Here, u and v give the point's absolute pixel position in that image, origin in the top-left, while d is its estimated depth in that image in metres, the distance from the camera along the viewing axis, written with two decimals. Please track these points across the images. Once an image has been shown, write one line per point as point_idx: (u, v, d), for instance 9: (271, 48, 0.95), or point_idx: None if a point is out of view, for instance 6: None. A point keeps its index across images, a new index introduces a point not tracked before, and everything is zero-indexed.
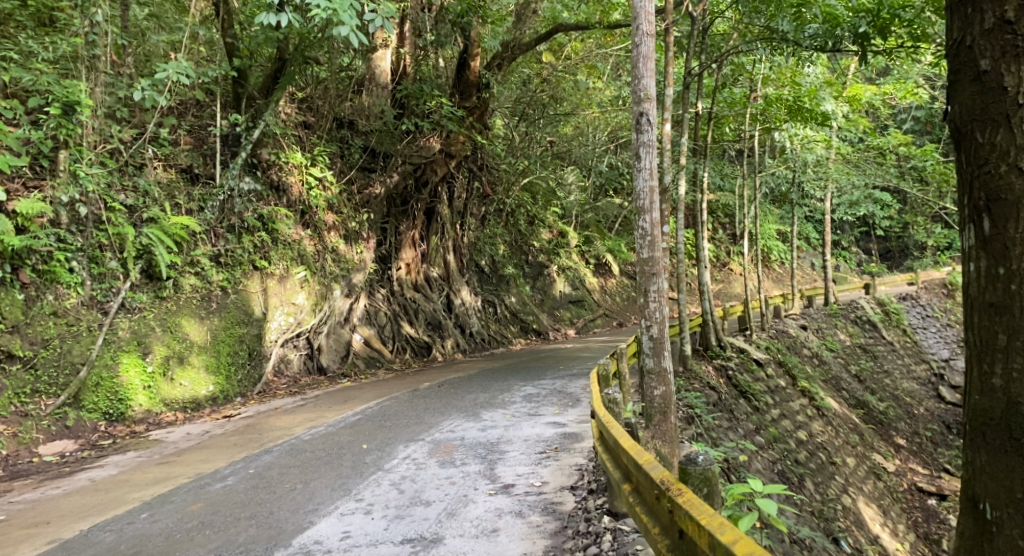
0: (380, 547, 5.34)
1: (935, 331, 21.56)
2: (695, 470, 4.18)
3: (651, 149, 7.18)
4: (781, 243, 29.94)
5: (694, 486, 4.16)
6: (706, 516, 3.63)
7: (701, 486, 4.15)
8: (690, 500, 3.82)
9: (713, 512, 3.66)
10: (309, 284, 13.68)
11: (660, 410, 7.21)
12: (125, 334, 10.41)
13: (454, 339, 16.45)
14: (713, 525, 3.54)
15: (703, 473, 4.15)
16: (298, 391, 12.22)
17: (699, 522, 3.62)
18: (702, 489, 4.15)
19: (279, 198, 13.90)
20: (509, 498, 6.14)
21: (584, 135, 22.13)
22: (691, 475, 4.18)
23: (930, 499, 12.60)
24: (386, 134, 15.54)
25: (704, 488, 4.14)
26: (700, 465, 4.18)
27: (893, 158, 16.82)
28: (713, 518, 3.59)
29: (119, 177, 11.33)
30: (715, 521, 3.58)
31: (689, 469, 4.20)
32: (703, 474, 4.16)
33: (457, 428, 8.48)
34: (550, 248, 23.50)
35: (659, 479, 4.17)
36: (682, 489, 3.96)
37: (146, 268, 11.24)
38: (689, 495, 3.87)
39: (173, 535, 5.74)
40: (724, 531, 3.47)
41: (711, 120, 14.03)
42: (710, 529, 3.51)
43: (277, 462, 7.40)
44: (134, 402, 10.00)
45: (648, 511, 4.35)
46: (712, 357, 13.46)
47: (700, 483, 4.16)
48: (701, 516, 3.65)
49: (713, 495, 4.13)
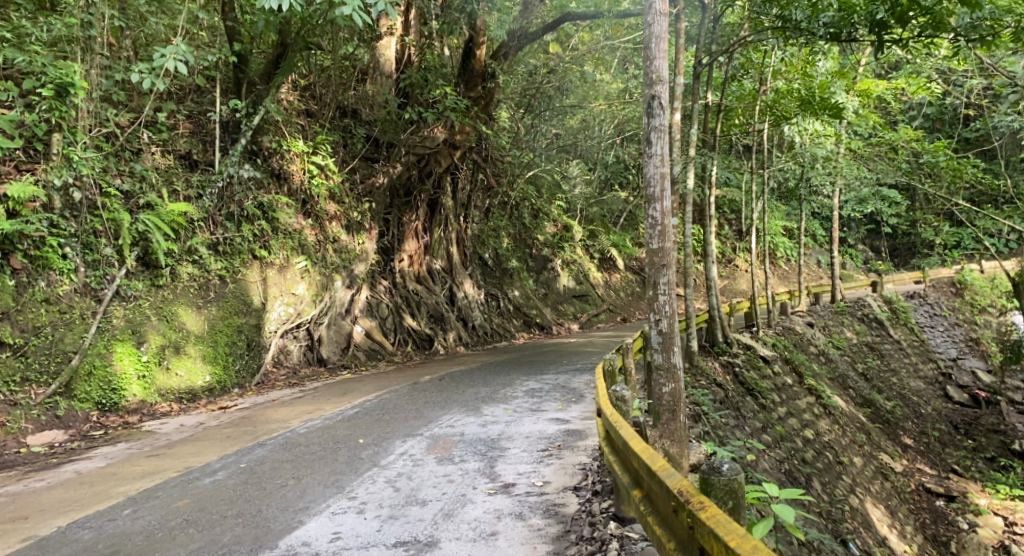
0: (371, 550, 5.12)
1: (943, 330, 21.23)
2: (719, 481, 3.81)
3: (662, 134, 6.90)
4: (788, 240, 29.63)
5: (718, 498, 3.82)
6: (737, 538, 3.42)
7: (726, 499, 3.81)
8: (715, 517, 3.60)
9: (744, 533, 3.44)
10: (309, 274, 13.38)
11: (668, 407, 6.94)
12: (119, 322, 10.22)
13: (457, 332, 16.22)
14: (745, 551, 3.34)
15: (728, 485, 3.80)
16: (297, 383, 11.98)
17: (729, 546, 3.42)
18: (727, 503, 3.81)
19: (280, 187, 13.65)
20: (509, 499, 5.90)
21: (590, 129, 22.05)
22: (713, 486, 3.83)
23: (938, 501, 12.35)
24: (389, 122, 15.12)
25: (729, 502, 3.80)
26: (724, 476, 3.82)
27: (906, 154, 16.31)
28: (745, 543, 3.39)
29: (115, 161, 11.11)
30: (747, 545, 3.38)
31: (711, 480, 3.83)
32: (728, 485, 3.81)
33: (457, 423, 8.23)
34: (555, 242, 23.23)
35: (677, 489, 3.91)
36: (705, 503, 3.71)
37: (143, 256, 11.00)
38: (714, 510, 3.64)
39: (154, 534, 5.53)
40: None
41: (721, 112, 13.74)
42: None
43: (269, 457, 7.17)
44: (128, 392, 9.80)
45: (662, 521, 4.11)
46: (718, 353, 13.25)
47: (724, 496, 3.81)
48: (731, 539, 3.44)
49: (739, 510, 3.79)
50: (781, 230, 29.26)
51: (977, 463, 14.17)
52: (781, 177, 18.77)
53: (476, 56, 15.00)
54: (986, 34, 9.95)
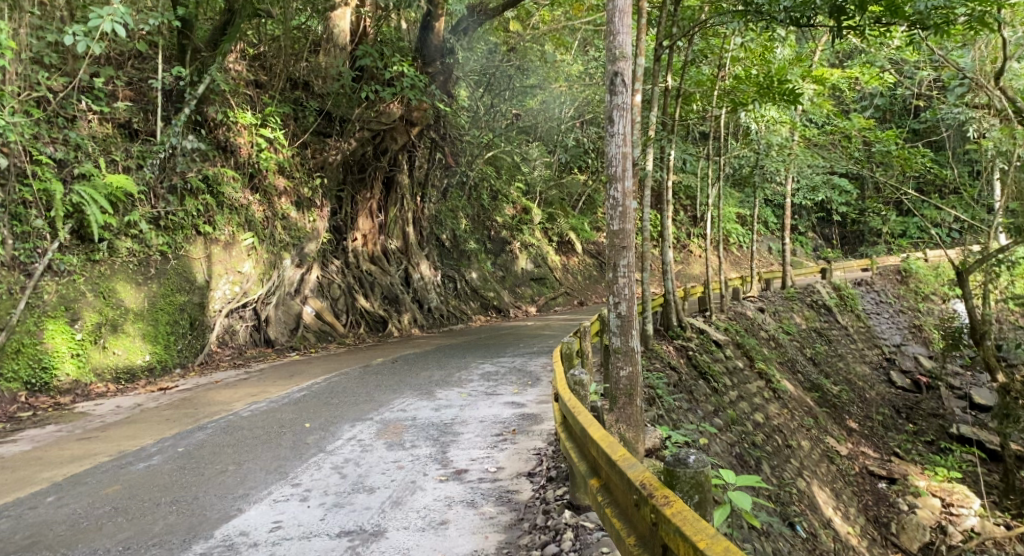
0: (313, 541, 4.87)
1: (888, 316, 21.75)
2: (685, 473, 3.66)
3: (625, 113, 6.73)
4: (741, 226, 30.04)
5: (683, 492, 3.67)
6: (706, 539, 3.26)
7: (692, 493, 3.66)
8: (682, 514, 3.44)
9: (714, 534, 3.28)
10: (256, 252, 12.97)
11: (625, 392, 6.81)
12: (51, 298, 9.76)
13: (411, 314, 15.90)
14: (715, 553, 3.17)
15: (695, 478, 3.65)
16: (242, 364, 11.59)
17: (698, 548, 3.25)
18: (692, 497, 3.65)
19: (226, 159, 13.12)
20: (461, 485, 5.72)
21: (549, 111, 22.46)
22: (678, 479, 3.68)
23: (880, 483, 12.64)
24: (343, 97, 14.67)
25: (694, 496, 3.65)
26: (690, 468, 3.67)
27: (859, 142, 16.51)
28: (717, 544, 3.22)
29: (47, 128, 10.53)
30: (718, 546, 3.21)
31: (676, 472, 3.68)
32: (694, 478, 3.66)
33: (409, 407, 8.00)
34: (513, 224, 23.00)
35: (639, 482, 3.76)
36: (670, 498, 3.56)
37: (77, 228, 10.45)
38: (680, 507, 3.49)
39: (78, 523, 5.19)
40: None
41: (680, 95, 13.76)
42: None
43: (209, 440, 6.85)
44: (60, 372, 9.42)
45: (621, 514, 3.95)
46: (672, 337, 13.38)
47: (690, 490, 3.66)
48: (700, 540, 3.28)
49: (704, 504, 3.64)
50: (734, 217, 29.65)
51: (918, 446, 14.52)
52: (736, 163, 18.95)
53: (433, 30, 14.48)
54: (940, 21, 10.04)
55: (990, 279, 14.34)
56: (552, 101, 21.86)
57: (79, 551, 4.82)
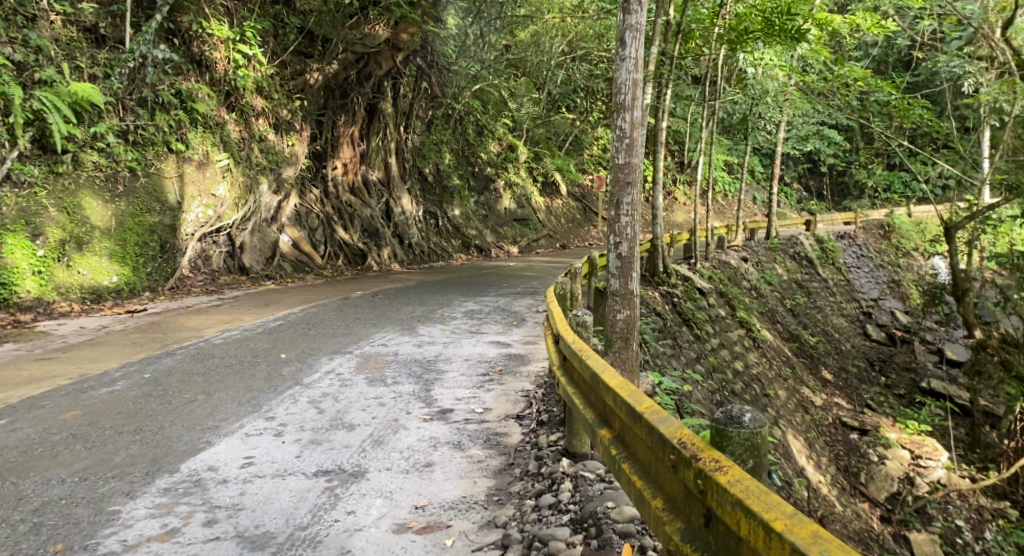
0: (288, 481, 4.55)
1: (868, 271, 21.66)
2: (738, 434, 2.99)
3: (638, 35, 6.25)
4: (726, 175, 29.61)
5: (735, 457, 3.00)
6: (783, 519, 2.60)
7: (746, 457, 2.99)
8: (742, 483, 2.78)
9: (792, 514, 2.62)
10: (231, 174, 12.44)
11: (621, 335, 6.53)
12: (9, 211, 9.23)
13: (391, 248, 15.36)
14: (799, 538, 2.52)
15: (750, 440, 2.98)
16: (215, 290, 11.10)
17: (772, 528, 2.58)
18: (746, 462, 2.99)
19: (201, 75, 12.46)
20: (446, 426, 5.44)
21: (540, 44, 21.69)
22: (729, 440, 3.01)
23: (852, 434, 12.57)
24: (325, 15, 13.87)
25: (748, 461, 2.98)
26: (745, 428, 3.00)
27: (857, 90, 15.87)
28: (799, 527, 2.56)
29: (3, 26, 9.70)
30: (801, 530, 2.54)
31: (728, 433, 3.01)
32: (748, 440, 2.99)
33: (390, 342, 7.70)
34: (498, 161, 22.37)
35: (678, 441, 3.09)
36: (723, 463, 2.89)
37: (38, 137, 9.88)
38: (737, 475, 2.82)
39: (32, 450, 4.84)
40: (821, 550, 2.46)
41: (680, 31, 13.06)
42: (795, 541, 2.52)
43: (178, 367, 6.51)
44: (20, 289, 8.90)
45: (644, 475, 3.37)
46: (657, 284, 13.14)
47: (743, 453, 2.99)
48: (774, 519, 2.61)
49: (761, 471, 2.98)
50: (722, 165, 29.16)
51: (890, 399, 14.51)
52: (729, 108, 18.44)
53: None
54: None
55: (977, 236, 14.11)
56: (542, 34, 21.24)
57: (30, 480, 4.46)
